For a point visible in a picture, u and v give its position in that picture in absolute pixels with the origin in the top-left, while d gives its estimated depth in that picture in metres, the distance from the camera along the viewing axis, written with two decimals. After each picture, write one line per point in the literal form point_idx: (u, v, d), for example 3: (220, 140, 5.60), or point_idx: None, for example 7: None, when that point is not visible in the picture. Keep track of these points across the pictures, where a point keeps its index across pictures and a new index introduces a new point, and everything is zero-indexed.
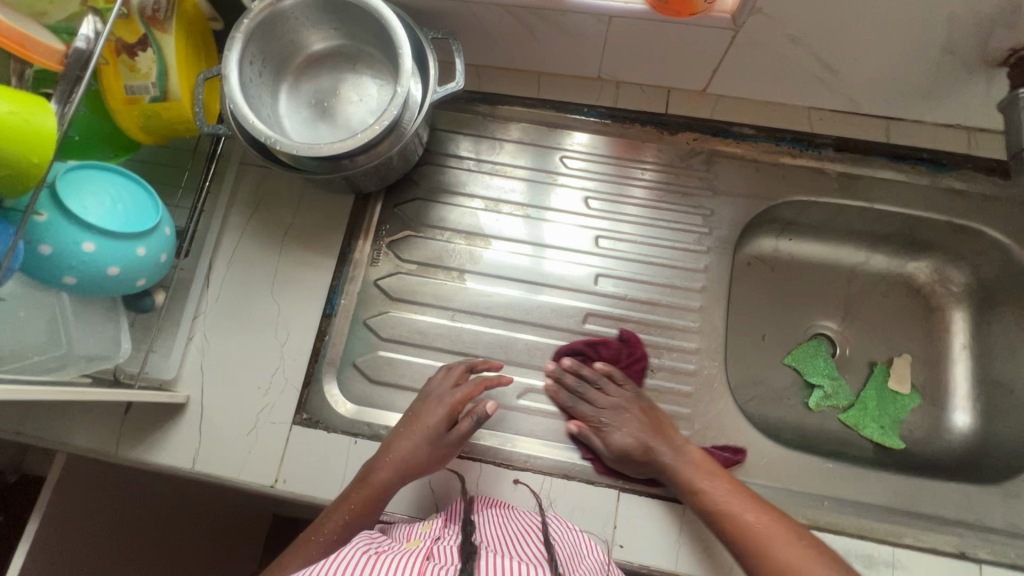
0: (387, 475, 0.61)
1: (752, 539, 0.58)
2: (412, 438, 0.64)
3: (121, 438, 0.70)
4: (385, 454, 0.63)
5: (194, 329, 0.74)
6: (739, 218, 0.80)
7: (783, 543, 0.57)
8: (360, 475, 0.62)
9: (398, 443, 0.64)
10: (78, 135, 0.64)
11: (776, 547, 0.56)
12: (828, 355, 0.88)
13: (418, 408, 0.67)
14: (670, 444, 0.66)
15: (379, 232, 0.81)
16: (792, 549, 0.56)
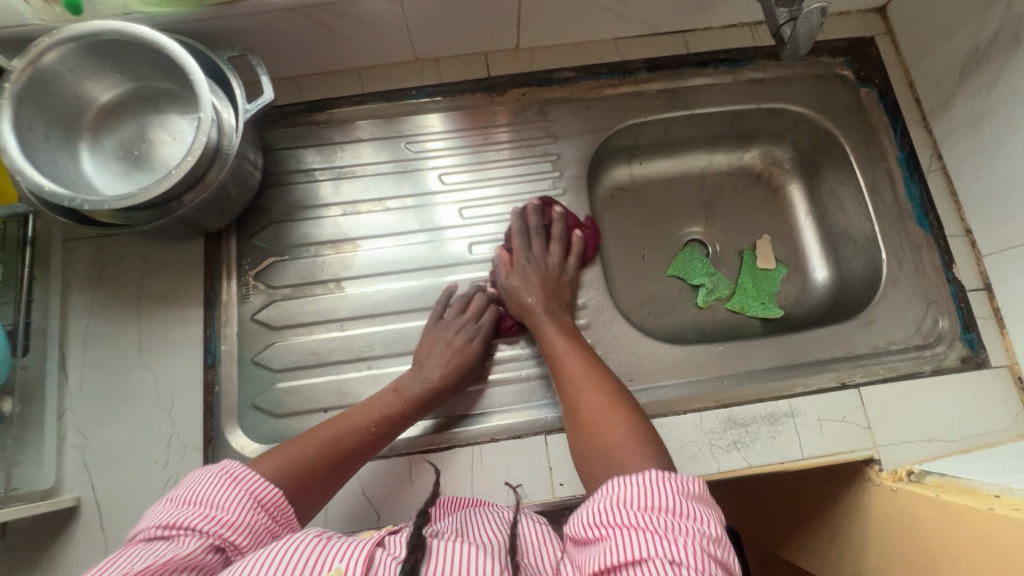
0: (415, 391, 0.68)
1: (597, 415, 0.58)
2: (444, 354, 0.71)
3: (13, 567, 0.64)
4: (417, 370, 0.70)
5: (64, 426, 0.68)
6: (584, 154, 0.85)
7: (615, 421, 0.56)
8: (392, 390, 0.68)
9: (432, 361, 0.70)
10: None
11: (607, 416, 0.57)
12: (702, 256, 0.96)
13: (438, 339, 0.72)
14: (551, 308, 0.73)
15: (242, 267, 0.77)
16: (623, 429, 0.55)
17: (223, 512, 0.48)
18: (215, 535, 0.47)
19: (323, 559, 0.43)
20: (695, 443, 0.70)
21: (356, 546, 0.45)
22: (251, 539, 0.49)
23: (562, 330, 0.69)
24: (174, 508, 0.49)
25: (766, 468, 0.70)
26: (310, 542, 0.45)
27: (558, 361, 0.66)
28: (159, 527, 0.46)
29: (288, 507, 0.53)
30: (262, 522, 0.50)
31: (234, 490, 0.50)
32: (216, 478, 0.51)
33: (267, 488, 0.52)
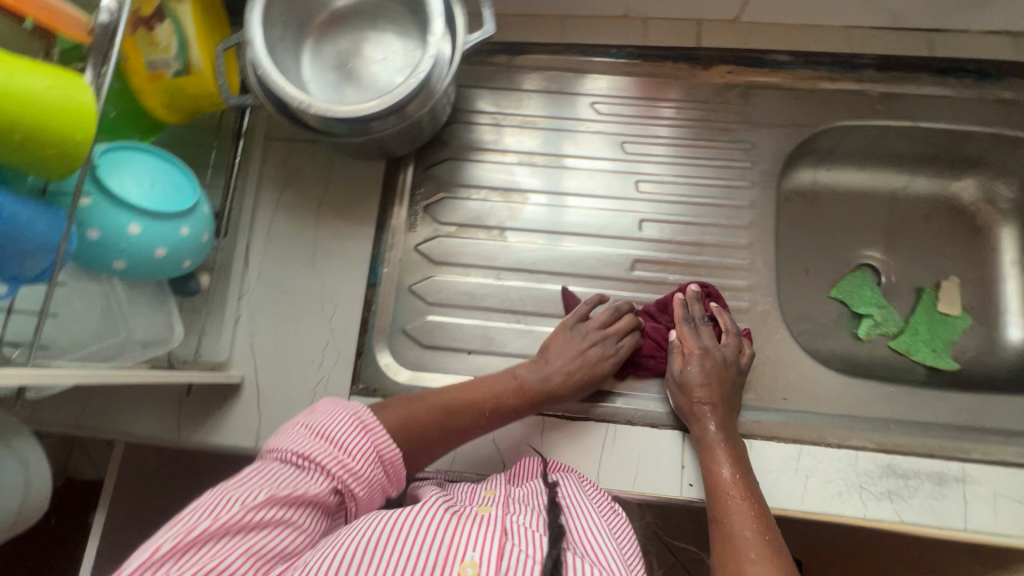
0: (531, 387, 0.65)
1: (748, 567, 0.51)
2: (564, 358, 0.67)
3: (183, 422, 0.70)
4: (536, 365, 0.66)
5: (241, 309, 0.74)
6: (780, 148, 0.78)
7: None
8: (512, 376, 0.66)
9: (555, 358, 0.67)
10: (113, 110, 0.62)
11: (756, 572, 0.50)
12: (874, 285, 0.88)
13: (569, 340, 0.68)
14: (718, 423, 0.63)
15: (414, 196, 0.79)
16: None
17: (350, 459, 0.51)
18: (341, 479, 0.50)
19: (456, 547, 0.41)
20: (845, 483, 0.65)
21: (488, 534, 0.43)
22: (367, 488, 0.52)
23: (735, 465, 0.60)
24: (309, 436, 0.51)
25: (918, 530, 0.63)
26: (443, 520, 0.44)
27: (722, 505, 0.57)
28: (296, 455, 0.49)
29: (402, 468, 0.56)
30: (378, 478, 0.53)
31: (362, 441, 0.53)
32: (350, 420, 0.54)
33: (389, 444, 0.55)
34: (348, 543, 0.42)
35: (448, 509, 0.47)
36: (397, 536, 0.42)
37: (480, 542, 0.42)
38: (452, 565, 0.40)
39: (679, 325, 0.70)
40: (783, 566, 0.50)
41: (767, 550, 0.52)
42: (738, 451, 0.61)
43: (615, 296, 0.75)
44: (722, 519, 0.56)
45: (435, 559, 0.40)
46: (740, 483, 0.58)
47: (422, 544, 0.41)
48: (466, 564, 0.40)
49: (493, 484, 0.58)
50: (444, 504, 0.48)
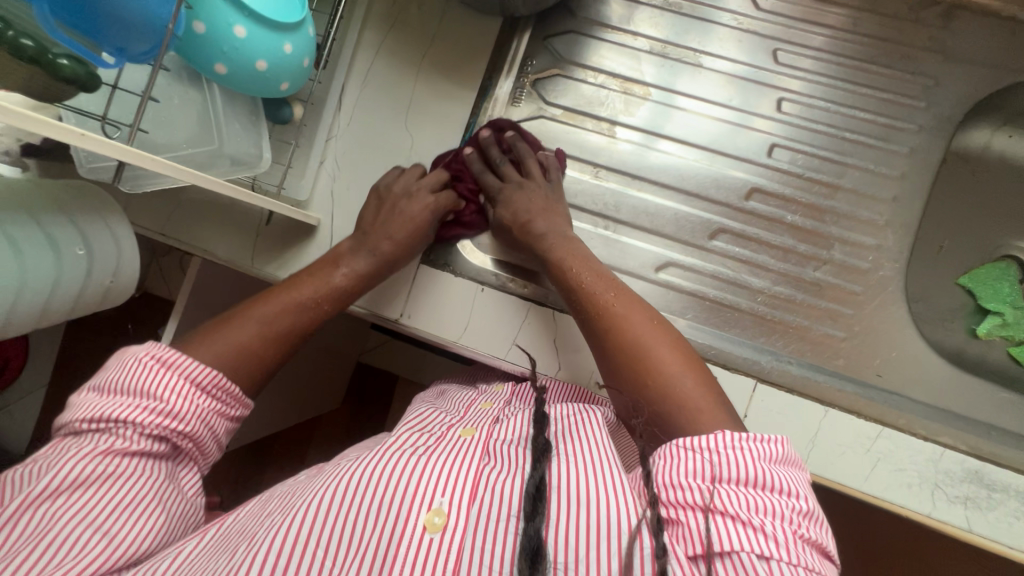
0: (365, 272, 0.58)
1: (643, 359, 0.49)
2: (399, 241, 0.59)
3: (257, 251, 0.71)
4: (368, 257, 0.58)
5: (326, 152, 0.70)
6: (970, 92, 0.65)
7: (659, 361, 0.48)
8: (331, 260, 0.57)
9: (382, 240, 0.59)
10: None
11: (653, 358, 0.48)
12: (1015, 281, 0.75)
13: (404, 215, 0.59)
14: (553, 226, 0.60)
15: (524, 67, 0.71)
16: (678, 376, 0.47)
17: (158, 400, 0.44)
18: (153, 426, 0.44)
19: (421, 492, 0.40)
20: (921, 477, 0.58)
21: (462, 474, 0.42)
22: (195, 423, 0.46)
23: (605, 278, 0.55)
24: (102, 394, 0.45)
25: (985, 544, 0.57)
26: (410, 462, 0.42)
27: (609, 314, 0.52)
28: (85, 420, 0.43)
29: (236, 387, 0.49)
30: (202, 408, 0.46)
31: (166, 376, 0.45)
32: (142, 363, 0.45)
33: (202, 369, 0.47)
34: (302, 501, 0.40)
35: (418, 443, 0.46)
36: (360, 489, 0.40)
37: (449, 485, 0.41)
38: (419, 511, 0.39)
39: (479, 176, 0.65)
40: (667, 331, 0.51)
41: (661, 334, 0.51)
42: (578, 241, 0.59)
43: (720, 223, 0.67)
44: (615, 328, 0.51)
45: (402, 505, 0.39)
46: (608, 285, 0.55)
47: (386, 492, 0.40)
48: (433, 512, 0.40)
49: (492, 398, 0.57)
50: (413, 440, 0.46)
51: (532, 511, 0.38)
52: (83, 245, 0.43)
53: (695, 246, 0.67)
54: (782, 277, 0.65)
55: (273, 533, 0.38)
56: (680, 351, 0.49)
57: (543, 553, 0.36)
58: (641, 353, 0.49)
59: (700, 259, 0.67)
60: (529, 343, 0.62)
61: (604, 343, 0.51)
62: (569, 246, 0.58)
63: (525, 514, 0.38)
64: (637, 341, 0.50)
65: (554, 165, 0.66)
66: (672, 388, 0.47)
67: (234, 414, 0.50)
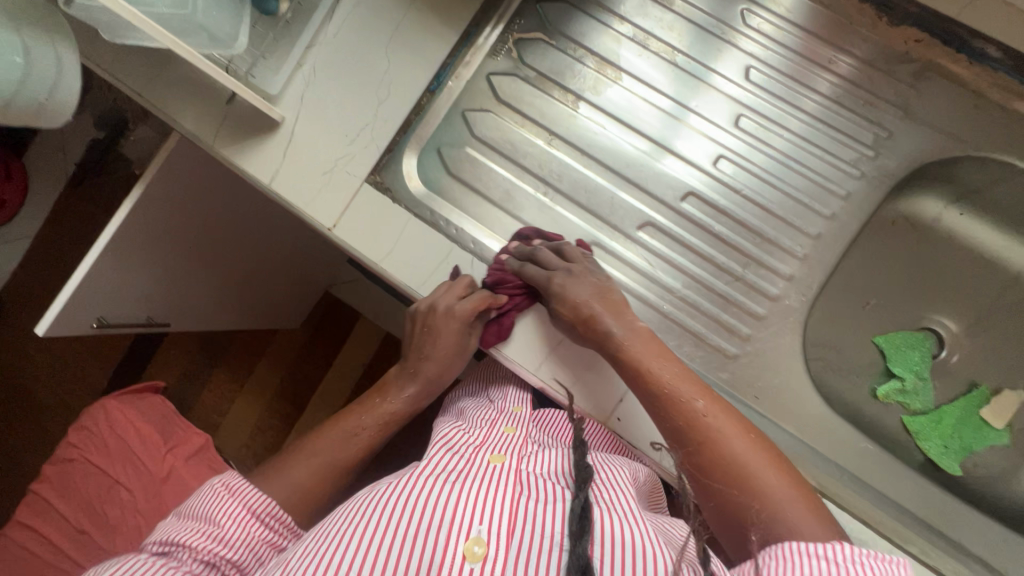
0: (416, 398, 0.64)
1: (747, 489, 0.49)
2: (444, 355, 0.63)
3: (220, 132, 0.74)
4: (415, 379, 0.63)
5: (307, 56, 0.72)
6: (919, 153, 0.66)
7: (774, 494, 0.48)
8: (379, 392, 0.65)
9: (426, 362, 0.63)
10: None
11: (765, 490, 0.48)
12: (927, 353, 0.77)
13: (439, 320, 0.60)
14: (622, 321, 0.58)
15: (512, 24, 0.73)
16: (795, 509, 0.47)
17: (217, 526, 0.51)
18: (208, 550, 0.49)
19: (462, 521, 0.43)
20: None
21: (496, 500, 0.45)
22: (244, 552, 0.51)
23: (693, 386, 0.54)
24: (180, 522, 0.52)
25: None
26: (445, 493, 0.46)
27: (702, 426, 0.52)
28: (160, 543, 0.50)
29: (288, 517, 0.54)
30: (254, 536, 0.52)
31: (229, 503, 0.52)
32: (214, 490, 0.53)
33: (262, 499, 0.53)
34: (342, 526, 0.44)
35: (450, 468, 0.50)
36: (398, 514, 0.44)
37: (485, 514, 0.44)
38: (459, 538, 0.43)
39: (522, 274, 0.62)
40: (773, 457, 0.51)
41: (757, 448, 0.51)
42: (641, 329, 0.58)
43: (650, 217, 0.68)
44: (709, 444, 0.51)
45: (441, 534, 0.43)
46: (697, 393, 0.54)
47: (424, 520, 0.43)
48: (472, 541, 0.43)
49: (513, 420, 0.61)
50: (444, 465, 0.50)
51: (579, 529, 0.41)
52: (21, 56, 0.46)
53: (621, 232, 0.68)
54: (694, 282, 0.67)
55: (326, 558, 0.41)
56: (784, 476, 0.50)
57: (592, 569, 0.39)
58: (741, 473, 0.50)
59: (623, 246, 0.68)
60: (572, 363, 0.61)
61: (698, 458, 0.52)
62: (648, 341, 0.57)
63: (572, 531, 0.42)
64: (733, 458, 0.50)
65: (591, 257, 0.65)
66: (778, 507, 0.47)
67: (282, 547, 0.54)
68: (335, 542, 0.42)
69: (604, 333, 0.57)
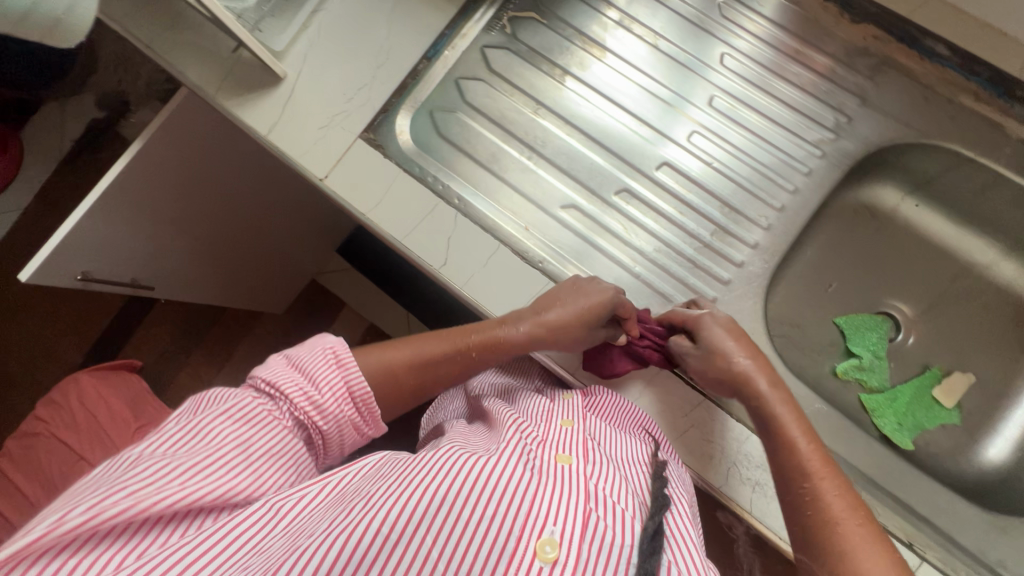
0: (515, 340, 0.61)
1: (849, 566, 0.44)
2: (578, 313, 0.60)
3: (222, 85, 0.78)
4: (537, 317, 0.60)
5: (312, 19, 0.77)
6: (876, 139, 0.71)
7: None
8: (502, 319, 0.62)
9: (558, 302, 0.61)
10: None
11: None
12: (884, 335, 0.81)
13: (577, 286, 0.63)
14: (771, 380, 0.56)
15: (506, 3, 0.79)
16: None
17: (317, 392, 0.53)
18: (303, 410, 0.53)
19: (537, 519, 0.44)
20: (726, 450, 0.61)
21: (573, 502, 0.45)
22: (332, 425, 0.54)
23: (829, 467, 0.49)
24: (286, 367, 0.55)
25: (763, 530, 0.58)
26: (523, 481, 0.46)
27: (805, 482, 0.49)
28: (265, 383, 0.53)
29: (375, 408, 0.57)
30: (344, 412, 0.55)
31: (333, 375, 0.54)
32: (324, 354, 0.55)
33: (361, 384, 0.56)
34: (414, 484, 0.45)
35: (525, 456, 0.49)
36: (477, 491, 0.45)
37: (559, 514, 0.44)
38: (532, 536, 0.43)
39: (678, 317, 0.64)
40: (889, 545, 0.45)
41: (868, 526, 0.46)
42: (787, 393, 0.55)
43: (627, 184, 0.73)
44: (829, 526, 0.46)
45: (512, 522, 0.43)
46: (814, 453, 0.51)
47: (498, 503, 0.44)
48: (544, 541, 0.43)
49: (567, 411, 0.58)
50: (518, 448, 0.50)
51: (647, 550, 0.43)
52: None
53: (599, 196, 0.73)
54: (665, 247, 0.71)
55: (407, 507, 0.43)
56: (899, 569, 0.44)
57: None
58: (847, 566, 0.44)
59: (599, 208, 0.73)
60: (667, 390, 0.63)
61: (811, 539, 0.47)
62: (793, 413, 0.53)
63: (643, 550, 0.43)
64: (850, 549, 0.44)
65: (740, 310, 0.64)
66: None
67: (364, 431, 0.58)
68: (412, 488, 0.44)
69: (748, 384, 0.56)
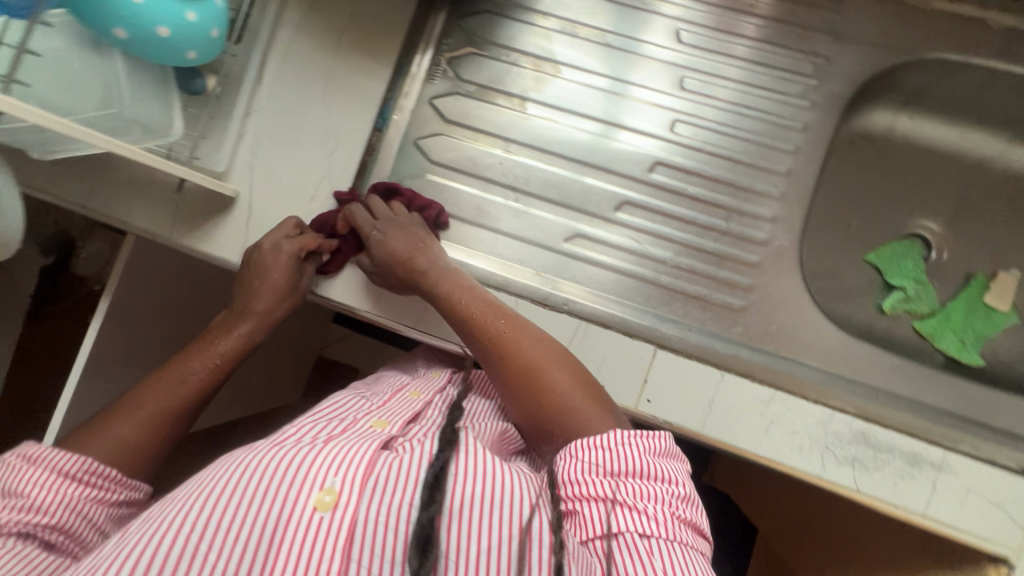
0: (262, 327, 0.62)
1: (534, 379, 0.54)
2: (278, 286, 0.61)
3: (176, 223, 0.71)
4: (246, 316, 0.61)
5: (245, 125, 0.71)
6: (860, 72, 0.68)
7: (553, 375, 0.54)
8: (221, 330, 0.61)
9: (257, 298, 0.62)
10: None
11: (548, 377, 0.53)
12: (919, 258, 0.78)
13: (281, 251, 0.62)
14: (434, 256, 0.62)
15: (440, 46, 0.74)
16: (571, 393, 0.52)
17: (22, 498, 0.47)
18: (18, 519, 0.45)
19: (317, 474, 0.44)
20: (809, 438, 0.60)
21: (360, 456, 0.46)
22: (65, 513, 0.47)
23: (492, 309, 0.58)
24: None
25: (871, 502, 0.59)
26: (306, 452, 0.45)
27: (495, 337, 0.56)
28: None
29: (109, 470, 0.51)
30: (70, 497, 0.48)
31: (30, 470, 0.48)
32: (10, 464, 0.48)
33: (76, 459, 0.50)
34: (199, 492, 0.42)
35: (317, 435, 0.49)
36: (261, 476, 0.43)
37: (343, 466, 0.44)
38: (311, 491, 0.43)
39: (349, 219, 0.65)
40: (552, 351, 0.56)
41: (544, 351, 0.55)
42: (449, 269, 0.62)
43: (624, 196, 0.69)
44: (506, 355, 0.55)
45: (293, 489, 0.43)
46: (496, 313, 0.58)
47: (280, 481, 0.43)
48: (324, 491, 0.43)
49: (423, 386, 0.61)
50: (315, 432, 0.50)
51: (428, 498, 0.43)
52: None
53: (601, 218, 0.69)
54: (683, 247, 0.68)
55: (180, 508, 0.41)
56: (569, 369, 0.55)
57: (432, 542, 0.41)
58: (535, 378, 0.54)
59: (606, 231, 0.69)
60: (400, 311, 0.65)
61: (506, 375, 0.55)
62: (457, 281, 0.61)
63: (422, 501, 0.43)
64: (524, 361, 0.55)
65: (400, 210, 0.65)
66: (562, 403, 0.52)
67: (113, 501, 0.51)
68: (204, 498, 0.42)
69: (421, 274, 0.60)
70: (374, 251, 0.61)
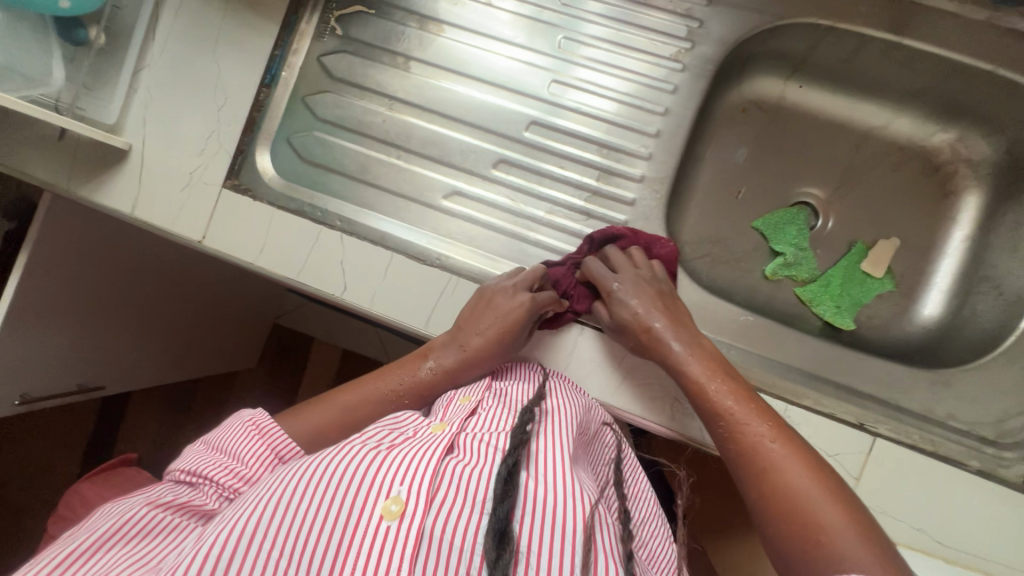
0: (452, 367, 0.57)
1: (796, 500, 0.46)
2: (497, 331, 0.57)
3: (73, 171, 0.68)
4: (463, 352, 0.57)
5: (137, 81, 0.69)
6: (733, 35, 0.69)
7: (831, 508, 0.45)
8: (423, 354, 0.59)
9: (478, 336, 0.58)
10: None
11: (820, 510, 0.45)
12: (803, 225, 0.79)
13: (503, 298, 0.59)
14: (684, 338, 0.58)
15: (328, 4, 0.74)
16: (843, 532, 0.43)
17: (242, 464, 0.48)
18: (230, 485, 0.47)
19: (382, 481, 0.40)
20: None
21: (425, 456, 0.43)
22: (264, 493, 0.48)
23: (760, 414, 0.51)
24: (206, 452, 0.50)
25: None
26: (367, 455, 0.42)
27: (752, 438, 0.50)
28: (185, 472, 0.48)
29: None
30: None
31: (256, 443, 0.50)
32: (244, 428, 0.51)
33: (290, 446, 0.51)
34: (257, 496, 0.39)
35: (383, 439, 0.46)
36: (319, 480, 0.40)
37: (409, 474, 0.41)
38: (376, 499, 0.39)
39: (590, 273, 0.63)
40: (820, 475, 0.47)
41: (812, 472, 0.47)
42: (700, 345, 0.58)
43: (502, 154, 0.71)
44: (768, 470, 0.48)
45: (358, 493, 0.39)
46: (764, 421, 0.51)
47: (345, 485, 0.40)
48: (390, 500, 0.39)
49: (471, 390, 0.56)
50: (379, 438, 0.46)
51: (502, 493, 0.40)
52: None
53: (479, 175, 0.71)
54: (556, 206, 0.70)
55: (242, 515, 0.38)
56: (843, 502, 0.46)
57: (510, 534, 0.39)
58: (802, 509, 0.45)
59: (482, 188, 0.71)
60: (636, 379, 0.60)
61: (755, 483, 0.48)
62: (707, 363, 0.56)
63: (495, 496, 0.40)
64: (790, 483, 0.47)
65: (642, 266, 0.63)
66: (843, 551, 0.42)
67: None
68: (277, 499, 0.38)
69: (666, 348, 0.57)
70: (615, 309, 0.60)
